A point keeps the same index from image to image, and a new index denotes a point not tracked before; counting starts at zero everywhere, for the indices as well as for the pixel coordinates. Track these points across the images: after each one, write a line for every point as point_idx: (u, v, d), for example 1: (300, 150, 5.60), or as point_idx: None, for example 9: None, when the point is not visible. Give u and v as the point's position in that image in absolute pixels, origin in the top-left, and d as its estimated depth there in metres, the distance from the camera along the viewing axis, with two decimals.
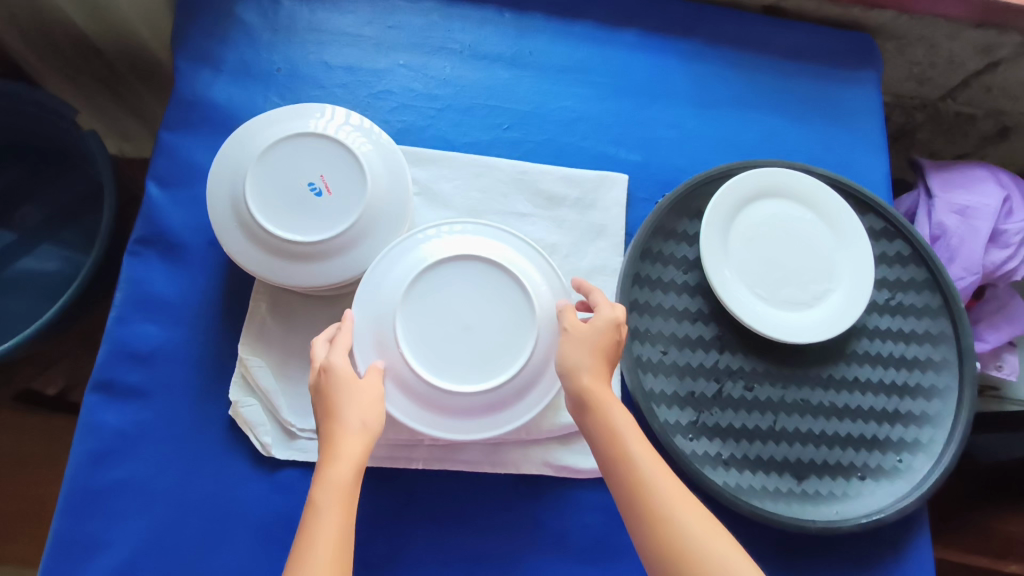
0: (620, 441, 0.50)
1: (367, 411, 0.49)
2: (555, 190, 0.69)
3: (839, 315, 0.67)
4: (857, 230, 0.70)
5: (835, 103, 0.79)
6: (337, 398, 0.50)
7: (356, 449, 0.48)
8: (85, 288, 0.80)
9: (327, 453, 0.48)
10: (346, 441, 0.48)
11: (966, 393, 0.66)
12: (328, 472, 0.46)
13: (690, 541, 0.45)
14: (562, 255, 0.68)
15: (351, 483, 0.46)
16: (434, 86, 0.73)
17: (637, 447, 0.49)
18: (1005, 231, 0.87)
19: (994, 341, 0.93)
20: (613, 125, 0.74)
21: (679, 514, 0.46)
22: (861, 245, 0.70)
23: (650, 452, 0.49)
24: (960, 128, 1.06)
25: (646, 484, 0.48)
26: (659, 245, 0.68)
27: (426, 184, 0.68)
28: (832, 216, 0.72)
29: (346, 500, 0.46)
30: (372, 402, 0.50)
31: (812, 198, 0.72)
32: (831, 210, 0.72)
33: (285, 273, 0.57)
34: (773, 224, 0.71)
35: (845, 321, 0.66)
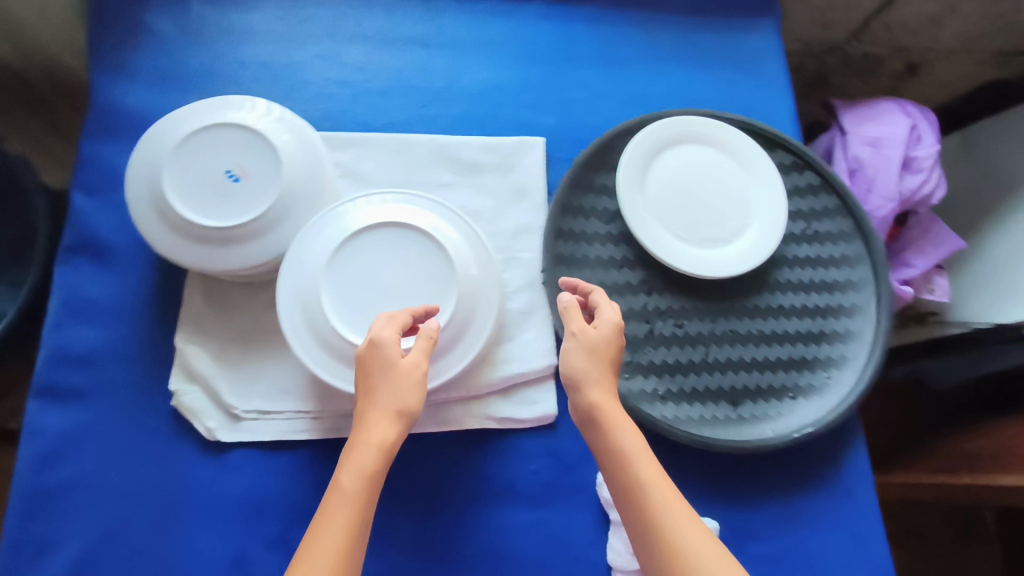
0: (629, 464, 0.49)
1: (411, 392, 0.48)
2: (474, 158, 0.71)
3: (758, 247, 0.70)
4: (766, 165, 0.74)
5: (738, 50, 0.83)
6: (375, 375, 0.49)
7: (386, 438, 0.47)
8: (28, 311, 0.81)
9: (359, 431, 0.47)
10: (378, 429, 0.47)
11: (883, 307, 0.69)
12: (352, 457, 0.46)
13: (690, 568, 0.44)
14: (487, 220, 0.70)
15: (373, 471, 0.45)
16: (348, 72, 0.75)
17: (648, 471, 0.48)
18: (917, 157, 0.92)
19: (921, 265, 0.98)
20: (527, 92, 0.77)
21: (690, 545, 0.45)
22: (772, 179, 0.73)
23: (660, 475, 0.48)
24: (871, 69, 1.12)
25: (658, 504, 0.47)
26: (579, 200, 0.71)
27: (349, 166, 0.70)
28: (744, 154, 0.74)
29: (367, 495, 0.45)
30: (414, 384, 0.49)
31: (724, 139, 0.75)
32: (742, 149, 0.75)
33: (211, 259, 0.59)
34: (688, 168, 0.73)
35: (763, 252, 0.69)
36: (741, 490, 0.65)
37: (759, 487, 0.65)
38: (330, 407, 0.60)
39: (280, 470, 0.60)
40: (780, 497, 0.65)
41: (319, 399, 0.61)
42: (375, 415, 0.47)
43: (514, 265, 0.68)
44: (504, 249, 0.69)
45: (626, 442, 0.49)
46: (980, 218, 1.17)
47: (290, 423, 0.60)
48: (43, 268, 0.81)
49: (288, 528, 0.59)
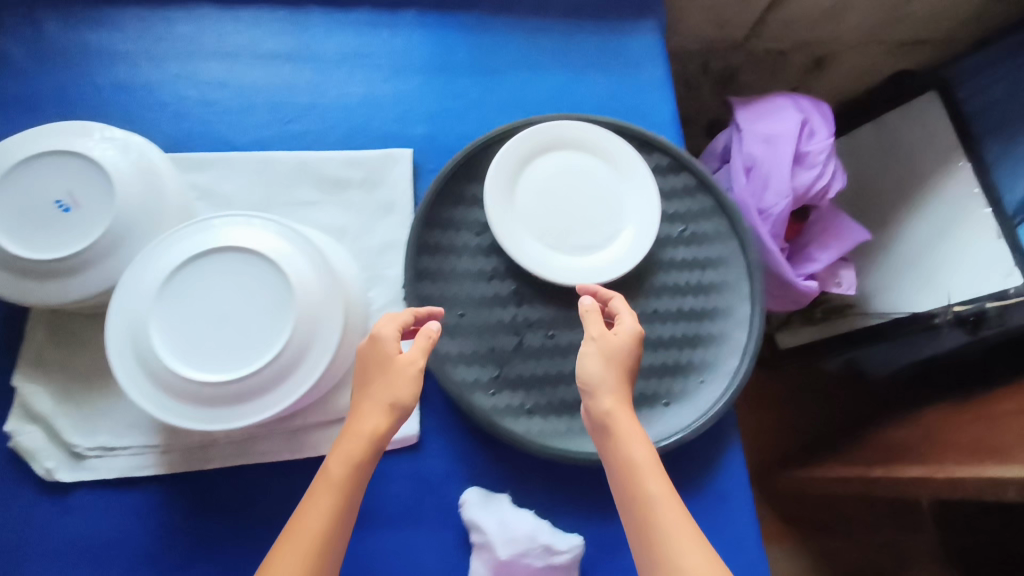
0: (634, 469, 0.48)
1: (403, 384, 0.50)
2: (339, 173, 0.69)
3: (629, 251, 0.70)
4: (641, 167, 0.72)
5: (619, 53, 0.82)
6: (373, 370, 0.51)
7: (370, 427, 0.49)
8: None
9: (351, 419, 0.50)
10: (367, 416, 0.49)
11: (756, 307, 0.69)
12: (340, 447, 0.48)
13: (669, 553, 0.44)
14: (352, 237, 0.68)
15: (361, 457, 0.48)
16: (209, 90, 0.72)
17: (653, 484, 0.47)
18: (809, 152, 0.92)
19: (825, 259, 0.97)
20: (398, 103, 0.75)
21: (670, 545, 0.44)
22: (647, 181, 0.72)
23: (666, 486, 0.47)
24: (776, 65, 1.12)
25: (648, 508, 0.46)
26: (447, 212, 0.70)
27: (207, 187, 0.67)
28: (619, 157, 0.73)
29: (353, 480, 0.47)
30: (407, 377, 0.50)
31: (598, 143, 0.73)
32: (617, 152, 0.73)
33: (41, 292, 0.57)
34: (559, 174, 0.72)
35: (634, 257, 0.68)
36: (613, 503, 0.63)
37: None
38: (178, 439, 0.59)
39: (128, 509, 0.59)
40: None
41: (168, 432, 0.59)
42: (368, 408, 0.49)
43: (379, 283, 0.67)
44: (369, 266, 0.67)
45: (637, 453, 0.48)
46: (894, 209, 1.18)
47: (136, 459, 0.58)
48: None
49: (135, 568, 0.57)
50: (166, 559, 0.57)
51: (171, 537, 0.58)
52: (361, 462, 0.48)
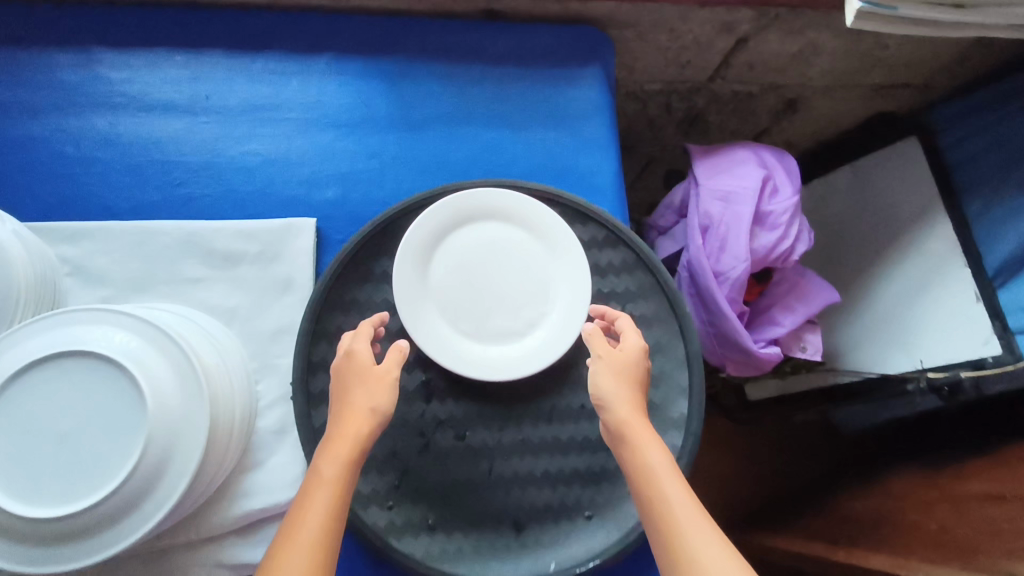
0: (651, 472, 0.48)
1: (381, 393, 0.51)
2: (230, 247, 0.62)
3: (552, 341, 0.62)
4: (571, 242, 0.63)
5: (559, 105, 0.74)
6: (349, 382, 0.52)
7: (362, 430, 0.49)
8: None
9: (336, 425, 0.50)
10: (356, 422, 0.50)
11: (692, 407, 0.63)
12: (331, 448, 0.48)
13: (686, 546, 0.44)
14: (242, 320, 0.61)
15: (353, 458, 0.48)
16: (91, 147, 0.65)
17: (671, 485, 0.47)
18: (772, 212, 0.84)
19: (789, 324, 0.90)
20: (305, 164, 0.67)
21: (693, 543, 0.44)
22: (577, 258, 0.63)
23: (683, 487, 0.47)
24: (745, 106, 1.04)
25: (665, 507, 0.46)
26: (350, 293, 0.62)
27: (79, 262, 0.60)
28: (547, 229, 0.65)
29: (347, 479, 0.47)
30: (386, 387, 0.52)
31: (524, 214, 0.65)
32: (546, 223, 0.65)
33: None
34: (480, 248, 0.64)
35: (556, 350, 0.60)
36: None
37: None
38: None
39: None
40: None
41: None
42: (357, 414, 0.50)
43: (270, 373, 0.60)
44: (259, 354, 0.60)
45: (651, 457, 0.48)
46: (866, 260, 1.11)
47: None
48: None
49: None
50: None
51: None
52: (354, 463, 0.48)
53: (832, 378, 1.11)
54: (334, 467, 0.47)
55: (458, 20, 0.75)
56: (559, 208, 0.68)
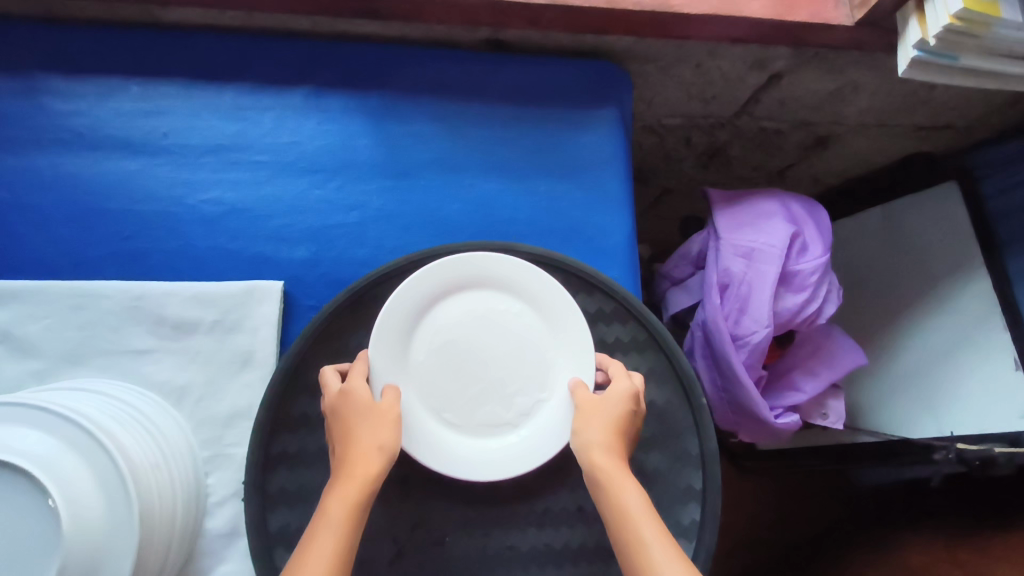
0: (631, 520, 0.44)
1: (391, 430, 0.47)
2: (183, 314, 0.54)
3: (548, 437, 0.53)
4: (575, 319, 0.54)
5: (566, 152, 0.66)
6: (353, 418, 0.47)
7: (370, 468, 0.45)
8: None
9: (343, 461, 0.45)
10: (361, 459, 0.45)
11: (706, 516, 0.54)
12: (339, 487, 0.44)
13: None
14: (193, 400, 0.53)
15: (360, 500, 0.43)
16: (32, 191, 0.58)
17: (649, 532, 0.43)
18: (799, 272, 0.76)
19: (811, 390, 0.82)
20: (276, 215, 0.60)
21: None
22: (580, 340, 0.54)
23: (663, 536, 0.43)
24: (773, 142, 0.95)
25: (649, 569, 0.42)
26: (319, 374, 0.54)
27: (3, 329, 0.52)
28: (548, 302, 0.55)
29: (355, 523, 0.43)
30: (392, 422, 0.48)
31: (521, 284, 0.55)
32: (545, 296, 0.55)
33: None
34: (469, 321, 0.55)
35: (552, 449, 0.52)
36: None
37: None
38: None
39: None
40: None
41: None
42: (367, 451, 0.46)
43: (223, 465, 0.52)
44: (210, 442, 0.52)
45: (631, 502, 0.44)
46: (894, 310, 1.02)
47: None
48: None
49: None
50: None
51: None
52: (366, 499, 0.44)
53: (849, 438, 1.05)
54: (343, 505, 0.43)
55: (458, 51, 0.67)
56: (561, 276, 0.60)
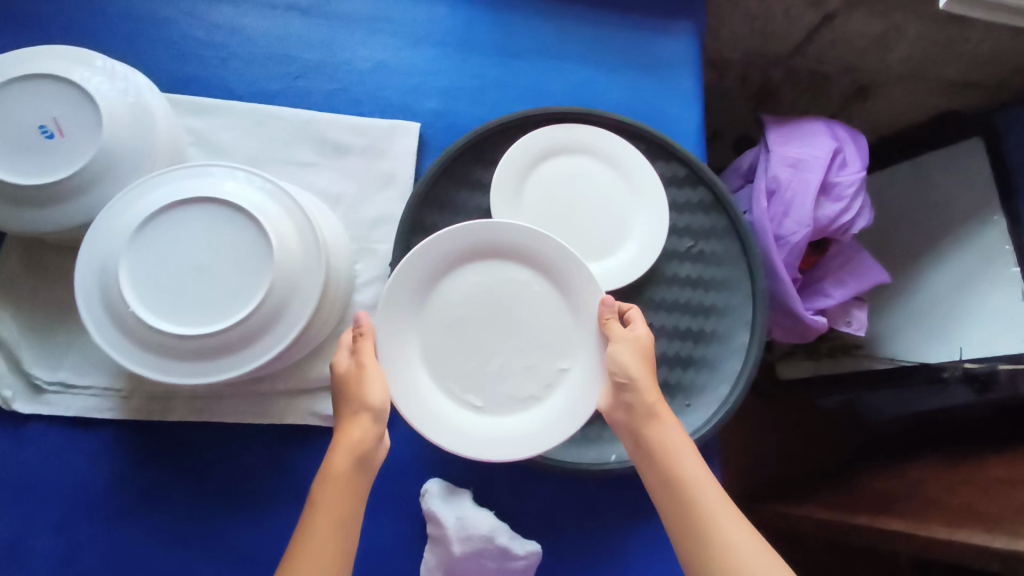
0: (673, 456, 0.49)
1: (372, 391, 0.50)
2: (341, 138, 0.67)
3: (577, 401, 0.57)
4: (576, 268, 0.58)
5: (652, 55, 0.76)
6: (349, 391, 0.51)
7: (358, 442, 0.49)
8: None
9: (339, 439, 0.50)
10: (354, 435, 0.49)
11: (753, 338, 0.66)
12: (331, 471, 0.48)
13: (709, 521, 0.46)
14: (346, 206, 0.66)
15: (354, 485, 0.48)
16: (218, 35, 0.69)
17: (692, 465, 0.49)
18: (838, 184, 0.87)
19: (839, 295, 0.93)
20: (413, 76, 0.71)
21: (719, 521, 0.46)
22: (590, 294, 0.57)
23: (702, 471, 0.49)
24: (818, 87, 1.07)
25: (691, 497, 0.48)
26: (450, 194, 0.67)
27: (202, 133, 0.65)
28: (552, 265, 0.59)
29: (351, 503, 0.47)
30: (375, 382, 0.51)
31: (530, 253, 0.60)
32: (550, 260, 0.59)
33: (16, 218, 0.55)
34: (486, 299, 0.60)
35: (575, 417, 0.55)
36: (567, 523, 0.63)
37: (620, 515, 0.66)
38: (143, 385, 0.58)
39: (77, 450, 0.57)
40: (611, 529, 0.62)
41: (129, 378, 0.58)
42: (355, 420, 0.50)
43: (367, 256, 0.65)
44: (358, 238, 0.65)
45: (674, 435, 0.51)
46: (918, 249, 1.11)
47: (95, 400, 0.57)
48: None
49: (77, 512, 0.56)
50: (109, 501, 0.57)
51: (115, 485, 0.57)
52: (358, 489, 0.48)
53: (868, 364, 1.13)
54: (335, 493, 0.47)
55: None
56: (644, 145, 0.72)
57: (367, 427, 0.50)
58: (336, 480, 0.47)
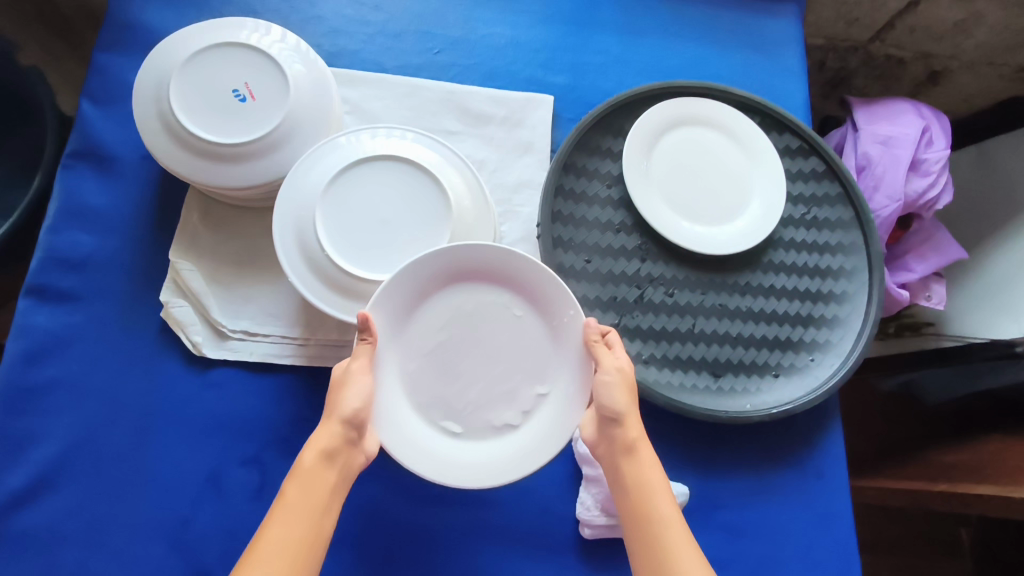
0: (650, 501, 0.50)
1: (346, 398, 0.51)
2: (483, 109, 0.72)
3: (556, 428, 0.55)
4: (555, 290, 0.56)
5: (758, 32, 0.81)
6: (334, 396, 0.51)
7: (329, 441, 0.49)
8: (15, 236, 0.77)
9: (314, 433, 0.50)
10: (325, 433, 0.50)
11: (873, 296, 0.70)
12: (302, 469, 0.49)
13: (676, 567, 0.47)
14: (489, 170, 0.70)
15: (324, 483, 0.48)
16: (365, 12, 0.74)
17: (664, 510, 0.50)
18: (926, 160, 0.91)
19: (921, 270, 0.97)
20: (543, 51, 0.76)
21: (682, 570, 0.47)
22: (571, 319, 0.56)
23: (675, 517, 0.50)
24: (892, 73, 1.11)
25: (662, 540, 0.48)
26: (584, 161, 0.71)
27: (357, 103, 0.70)
28: (531, 287, 0.58)
29: (315, 500, 0.48)
30: (352, 387, 0.51)
31: (511, 274, 0.58)
32: (530, 282, 0.57)
33: (209, 174, 0.58)
34: (458, 322, 0.57)
35: (553, 447, 0.53)
36: (697, 462, 0.67)
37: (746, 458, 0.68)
38: (318, 335, 0.61)
39: (258, 392, 0.61)
40: (751, 473, 0.67)
41: (305, 326, 0.61)
42: (334, 426, 0.50)
43: (512, 218, 0.69)
44: (503, 201, 0.69)
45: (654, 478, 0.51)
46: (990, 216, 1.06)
47: (275, 347, 0.61)
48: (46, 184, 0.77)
49: (263, 449, 0.60)
50: (287, 440, 0.60)
51: (297, 424, 0.61)
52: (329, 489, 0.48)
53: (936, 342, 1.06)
54: (299, 490, 0.48)
55: None
56: (759, 117, 0.76)
57: (344, 432, 0.50)
58: (304, 477, 0.48)
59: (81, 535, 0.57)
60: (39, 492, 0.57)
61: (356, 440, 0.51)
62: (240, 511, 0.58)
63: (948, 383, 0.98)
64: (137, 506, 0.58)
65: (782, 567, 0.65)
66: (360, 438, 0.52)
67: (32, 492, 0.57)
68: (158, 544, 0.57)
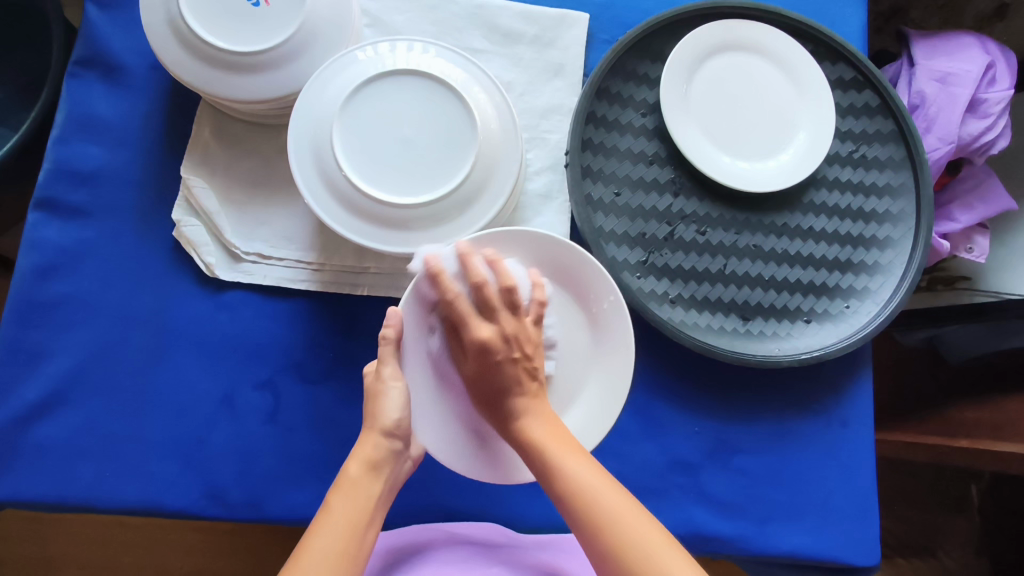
0: (587, 495, 0.43)
1: (387, 409, 0.49)
2: (512, 25, 0.67)
3: (606, 402, 0.55)
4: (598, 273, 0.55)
5: None
6: (370, 403, 0.50)
7: (373, 452, 0.49)
8: (28, 147, 0.74)
9: (356, 445, 0.50)
10: (366, 441, 0.49)
11: (919, 244, 0.65)
12: (347, 488, 0.47)
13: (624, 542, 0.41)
14: (516, 93, 0.66)
15: (377, 495, 0.48)
16: None
17: (606, 495, 0.43)
18: (986, 100, 0.81)
19: (965, 221, 0.87)
20: None
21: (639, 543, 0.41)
22: (613, 301, 0.55)
23: (619, 495, 0.43)
24: (955, 4, 1.01)
25: (614, 523, 0.42)
26: (620, 87, 0.67)
27: (377, 15, 0.65)
28: (571, 274, 0.56)
29: (362, 513, 0.46)
30: (394, 398, 0.50)
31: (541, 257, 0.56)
32: (566, 264, 0.56)
33: (221, 86, 0.55)
34: None
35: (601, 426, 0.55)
36: (719, 408, 0.65)
37: (768, 402, 0.65)
38: (331, 261, 0.59)
39: (273, 315, 0.60)
40: (775, 420, 0.65)
41: (320, 251, 0.59)
42: (377, 437, 0.49)
43: (539, 145, 0.66)
44: (530, 128, 0.66)
45: (574, 468, 0.44)
46: None
47: (290, 271, 0.59)
48: (54, 94, 0.74)
49: (277, 373, 0.59)
50: (302, 366, 0.59)
51: (311, 350, 0.60)
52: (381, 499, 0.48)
53: (967, 298, 0.94)
54: (346, 504, 0.46)
55: None
56: (812, 44, 0.70)
57: (390, 445, 0.49)
58: (348, 488, 0.47)
59: (95, 451, 0.57)
60: (55, 406, 0.58)
61: (401, 450, 0.50)
62: (255, 434, 0.58)
63: (978, 341, 0.88)
64: (151, 424, 0.58)
65: (797, 512, 0.64)
66: (404, 448, 0.51)
67: (46, 406, 0.57)
68: (172, 462, 0.57)
